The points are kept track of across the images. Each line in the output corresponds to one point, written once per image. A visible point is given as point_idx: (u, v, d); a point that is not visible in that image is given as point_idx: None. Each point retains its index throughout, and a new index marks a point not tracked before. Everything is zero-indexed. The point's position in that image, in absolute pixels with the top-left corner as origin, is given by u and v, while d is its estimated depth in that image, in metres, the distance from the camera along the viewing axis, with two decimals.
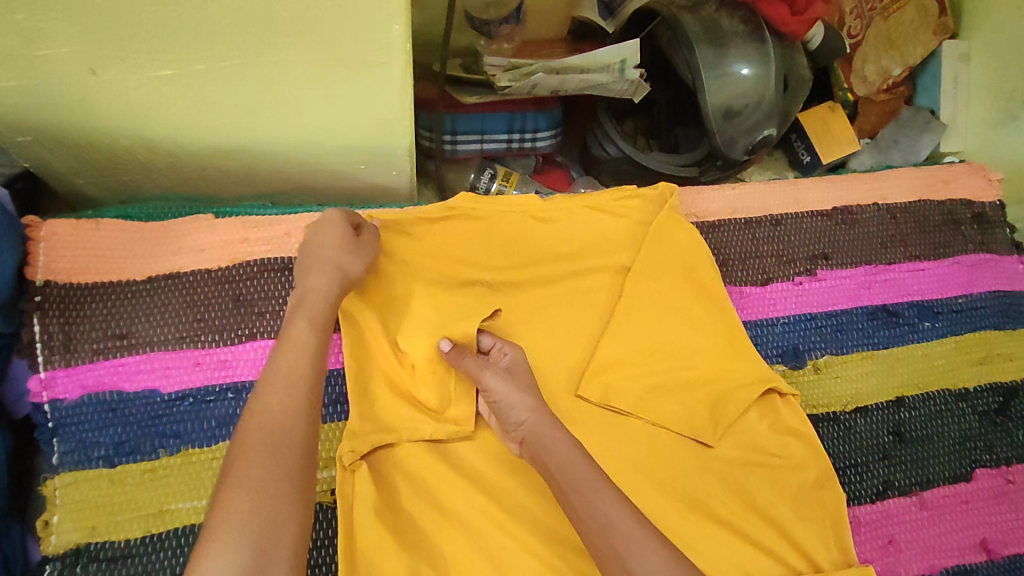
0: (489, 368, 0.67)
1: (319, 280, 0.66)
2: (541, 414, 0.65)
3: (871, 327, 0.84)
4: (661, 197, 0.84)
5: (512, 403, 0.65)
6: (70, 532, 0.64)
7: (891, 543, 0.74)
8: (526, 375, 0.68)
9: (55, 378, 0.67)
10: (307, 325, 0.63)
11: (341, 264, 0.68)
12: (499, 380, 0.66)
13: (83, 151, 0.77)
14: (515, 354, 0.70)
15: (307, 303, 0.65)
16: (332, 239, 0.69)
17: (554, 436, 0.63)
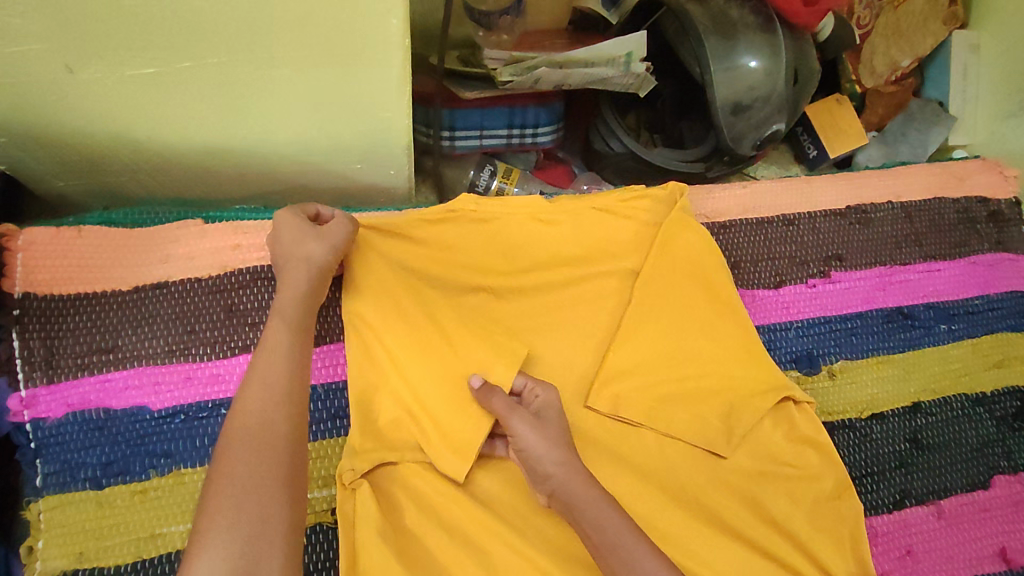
0: (518, 412, 0.63)
1: (289, 277, 0.64)
2: (571, 468, 0.61)
3: (886, 330, 0.81)
4: (671, 196, 0.81)
5: (540, 452, 0.61)
6: (56, 558, 0.61)
7: (908, 554, 0.72)
8: (558, 422, 0.64)
9: (37, 396, 0.64)
10: (286, 329, 0.61)
11: (307, 254, 0.65)
12: (528, 428, 0.62)
13: (61, 153, 0.72)
14: (548, 398, 0.66)
15: (281, 302, 0.63)
16: (290, 237, 0.65)
17: (585, 490, 0.60)
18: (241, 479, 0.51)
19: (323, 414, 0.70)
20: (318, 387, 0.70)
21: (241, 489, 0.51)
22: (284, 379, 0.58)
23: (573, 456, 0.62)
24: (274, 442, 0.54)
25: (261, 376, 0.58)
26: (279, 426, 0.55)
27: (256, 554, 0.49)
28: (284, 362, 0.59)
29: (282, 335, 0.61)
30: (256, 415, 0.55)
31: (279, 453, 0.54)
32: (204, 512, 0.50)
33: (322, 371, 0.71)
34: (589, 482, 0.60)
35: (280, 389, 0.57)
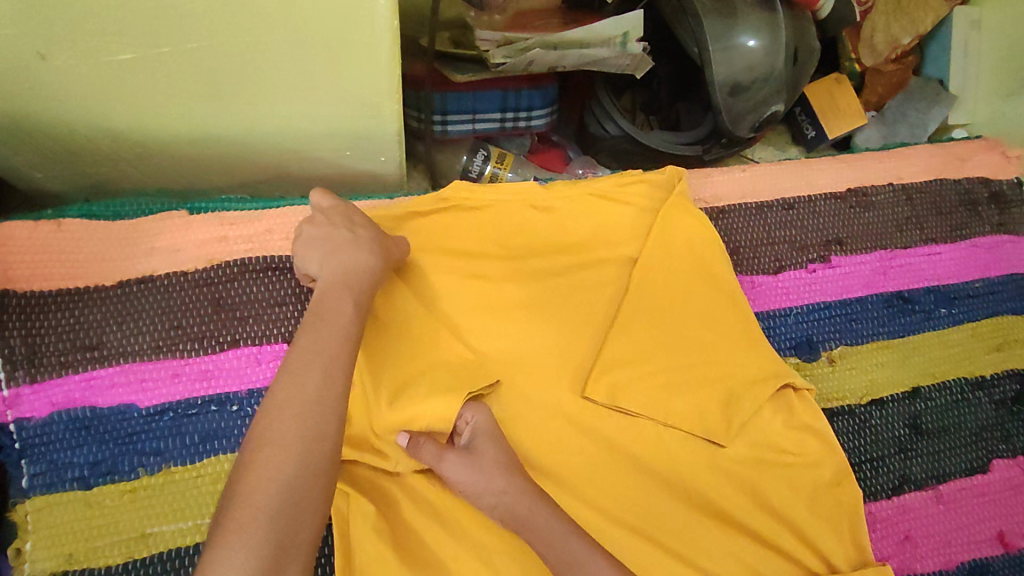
0: (447, 456, 0.62)
1: (361, 263, 0.62)
2: (518, 492, 0.62)
3: (887, 315, 0.80)
4: (668, 180, 0.79)
5: (479, 489, 0.61)
6: (45, 560, 0.60)
7: (907, 539, 0.71)
8: (496, 450, 0.64)
9: (20, 396, 0.62)
10: (354, 311, 0.59)
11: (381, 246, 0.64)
12: (461, 471, 0.62)
13: (38, 144, 0.70)
14: (479, 422, 0.65)
15: (354, 283, 0.60)
16: (365, 228, 0.65)
17: (541, 509, 0.62)
18: (286, 474, 0.49)
19: None
20: None
21: (285, 478, 0.49)
22: (339, 363, 0.55)
23: (517, 478, 0.63)
24: (324, 437, 0.52)
25: (317, 357, 0.54)
26: (327, 418, 0.52)
27: (286, 551, 0.48)
28: (343, 344, 0.56)
29: (350, 317, 0.58)
30: (313, 405, 0.52)
31: (326, 448, 0.52)
32: (241, 495, 0.48)
33: None
34: (540, 503, 0.62)
35: (340, 376, 0.54)
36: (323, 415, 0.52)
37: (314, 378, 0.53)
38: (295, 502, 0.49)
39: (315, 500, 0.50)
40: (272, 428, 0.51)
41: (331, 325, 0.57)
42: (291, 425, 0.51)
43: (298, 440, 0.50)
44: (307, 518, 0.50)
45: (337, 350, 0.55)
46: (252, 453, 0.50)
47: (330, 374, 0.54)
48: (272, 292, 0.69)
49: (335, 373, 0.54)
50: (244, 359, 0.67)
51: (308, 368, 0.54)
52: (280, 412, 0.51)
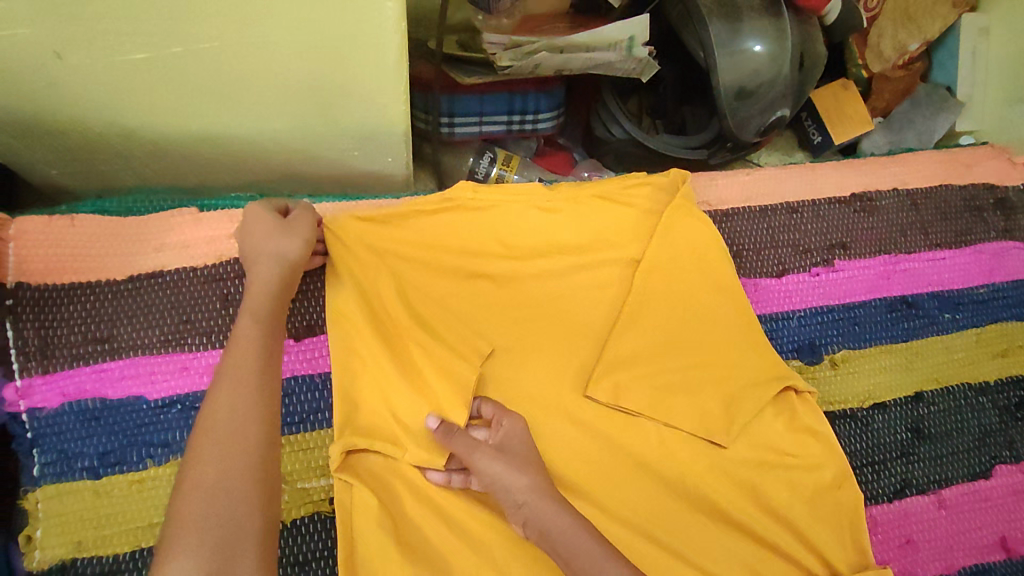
0: (482, 451, 0.63)
1: (259, 273, 0.62)
2: (541, 493, 0.61)
3: (890, 320, 0.80)
4: (671, 182, 0.80)
5: (510, 485, 0.61)
6: (54, 547, 0.61)
7: (909, 543, 0.71)
8: (526, 451, 0.64)
9: (33, 386, 0.63)
10: (257, 322, 0.59)
11: (277, 250, 0.63)
12: (495, 463, 0.62)
13: (54, 140, 0.72)
14: (512, 428, 0.66)
15: (252, 297, 0.61)
16: (262, 230, 0.63)
17: (557, 516, 0.60)
18: (213, 483, 0.50)
19: (319, 404, 0.68)
20: (315, 377, 0.68)
21: (213, 485, 0.50)
22: (253, 372, 0.56)
23: (540, 478, 0.63)
24: (245, 437, 0.53)
25: (231, 372, 0.56)
26: (249, 425, 0.53)
27: (226, 556, 0.48)
28: (256, 360, 0.57)
29: (252, 329, 0.59)
30: (228, 414, 0.53)
31: (251, 448, 0.52)
32: (173, 517, 0.49)
33: (314, 360, 0.69)
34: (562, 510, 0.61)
35: (252, 382, 0.55)
36: (242, 422, 0.53)
37: (226, 394, 0.54)
38: (229, 510, 0.49)
39: (253, 502, 0.51)
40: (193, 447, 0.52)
41: (244, 344, 0.58)
42: (208, 440, 0.52)
43: (217, 448, 0.51)
44: (248, 520, 0.50)
45: (252, 362, 0.57)
46: (179, 474, 0.51)
47: (246, 386, 0.55)
48: None
49: (246, 381, 0.55)
50: None
51: (221, 385, 0.55)
52: (198, 431, 0.53)
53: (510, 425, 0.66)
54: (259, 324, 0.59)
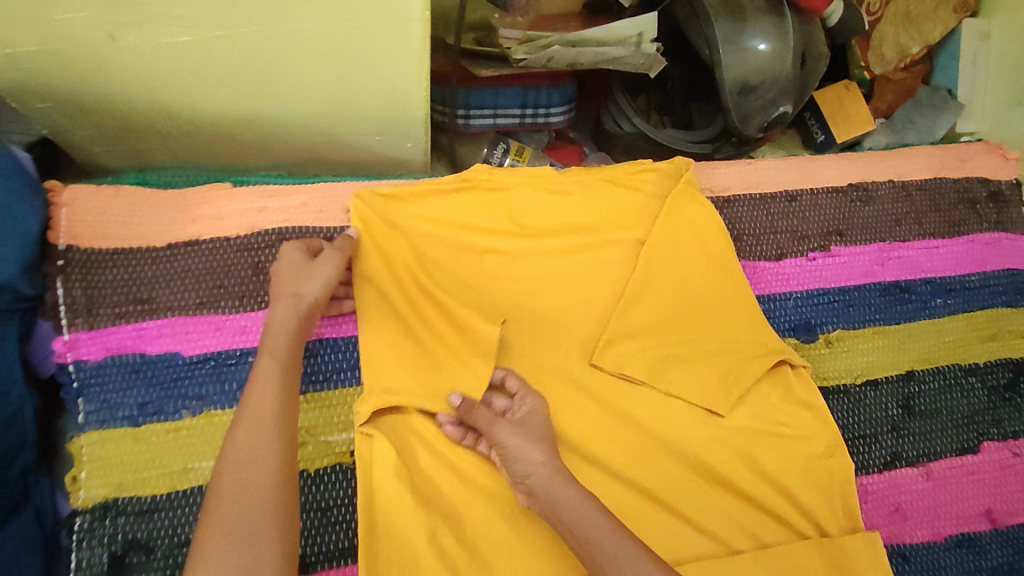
0: (502, 424, 0.66)
1: (278, 312, 0.66)
2: (551, 468, 0.65)
3: (884, 303, 0.84)
4: (675, 169, 0.85)
5: (522, 456, 0.65)
6: (97, 487, 0.66)
7: (896, 511, 0.75)
8: (541, 428, 0.68)
9: (79, 339, 0.68)
10: (276, 365, 0.63)
11: (297, 289, 0.68)
12: (514, 436, 0.66)
13: (101, 118, 0.77)
14: (534, 407, 0.70)
15: (272, 338, 0.65)
16: (288, 268, 0.69)
17: (566, 490, 0.64)
18: (232, 519, 0.55)
19: (342, 364, 0.73)
20: (339, 340, 0.74)
21: (233, 525, 0.54)
22: (272, 416, 0.60)
23: (554, 456, 0.66)
24: (260, 476, 0.57)
25: (251, 412, 0.60)
26: (265, 464, 0.58)
27: None
28: (273, 401, 0.61)
29: (271, 372, 0.63)
30: (245, 455, 0.58)
31: (267, 486, 0.57)
32: (197, 550, 0.54)
33: (339, 325, 0.74)
34: (569, 483, 0.64)
35: (267, 424, 0.60)
36: (260, 460, 0.58)
37: (244, 436, 0.59)
38: (248, 546, 0.54)
39: (269, 535, 0.55)
40: (215, 489, 0.56)
41: (262, 386, 0.62)
42: (229, 478, 0.57)
43: (235, 491, 0.56)
44: (264, 552, 0.54)
45: (270, 403, 0.61)
46: (204, 511, 0.56)
47: (263, 428, 0.59)
48: None
49: (262, 423, 0.60)
50: None
51: (241, 427, 0.59)
52: (220, 469, 0.57)
53: (530, 405, 0.70)
54: (279, 366, 0.63)
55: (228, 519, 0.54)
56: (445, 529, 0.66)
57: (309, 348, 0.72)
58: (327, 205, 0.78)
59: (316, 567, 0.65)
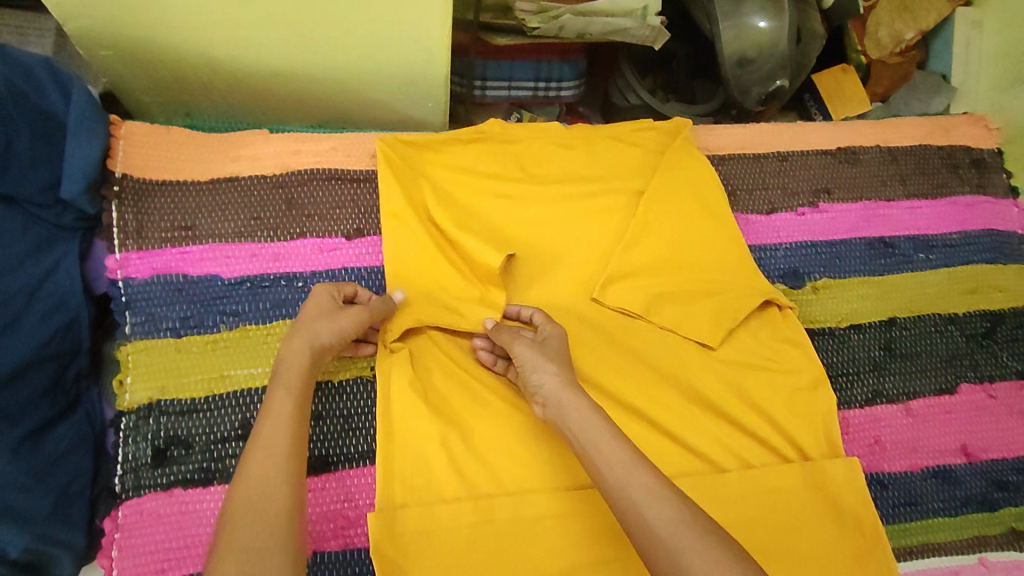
0: (521, 338, 0.71)
1: (292, 350, 0.65)
2: (561, 381, 0.68)
3: (868, 256, 0.89)
4: (673, 129, 0.92)
5: (535, 368, 0.69)
6: (142, 390, 0.72)
7: (876, 443, 0.80)
8: (559, 349, 0.72)
9: (129, 259, 0.75)
10: (289, 397, 0.62)
11: (311, 330, 0.67)
12: (530, 349, 0.70)
13: (153, 68, 0.85)
14: (553, 333, 0.74)
15: (287, 371, 0.64)
16: (313, 308, 0.69)
17: (573, 398, 0.66)
18: (242, 547, 0.52)
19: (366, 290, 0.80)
20: (363, 269, 0.80)
21: (246, 551, 0.52)
22: (286, 444, 0.59)
23: (565, 371, 0.69)
24: (272, 501, 0.56)
25: (264, 442, 0.59)
26: (278, 490, 0.56)
27: None
28: (286, 430, 0.60)
29: (284, 402, 0.62)
30: (258, 484, 0.56)
31: (280, 511, 0.55)
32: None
33: (363, 256, 0.81)
34: (581, 403, 0.66)
35: (281, 450, 0.59)
36: (271, 490, 0.56)
37: (257, 463, 0.57)
38: (260, 568, 0.52)
39: (280, 565, 0.53)
40: (228, 517, 0.55)
41: (275, 416, 0.61)
42: (241, 506, 0.55)
43: (248, 520, 0.54)
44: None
45: (284, 432, 0.60)
46: (216, 538, 0.54)
47: (276, 455, 0.58)
48: (337, 196, 0.82)
49: (275, 448, 0.59)
50: (310, 247, 0.80)
51: (253, 456, 0.58)
52: (232, 499, 0.56)
53: (552, 333, 0.74)
54: (292, 398, 0.62)
55: (241, 544, 0.53)
56: (455, 437, 0.73)
57: (335, 274, 0.79)
58: (354, 150, 0.85)
59: (338, 467, 0.72)
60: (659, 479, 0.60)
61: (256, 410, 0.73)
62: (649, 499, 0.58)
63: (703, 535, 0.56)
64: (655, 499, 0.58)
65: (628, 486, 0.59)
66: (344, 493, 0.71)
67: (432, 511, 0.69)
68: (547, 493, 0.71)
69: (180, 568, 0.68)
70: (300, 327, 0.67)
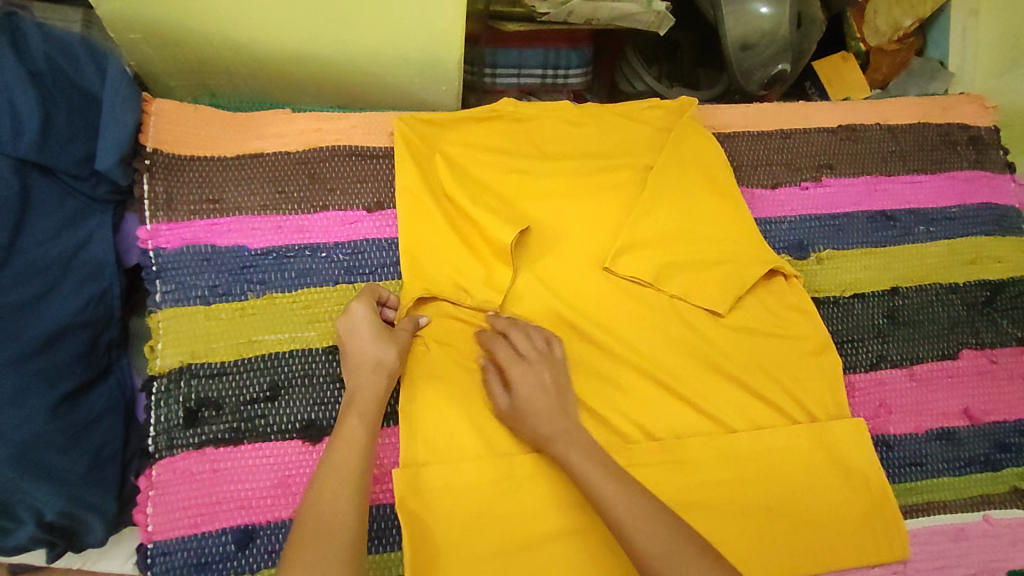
0: (494, 394, 0.73)
1: (365, 380, 0.70)
2: (537, 438, 0.70)
3: (871, 228, 0.92)
4: (679, 108, 0.95)
5: (514, 423, 0.72)
6: (172, 355, 0.75)
7: (881, 406, 0.83)
8: (525, 400, 0.71)
9: (160, 230, 0.79)
10: (361, 425, 0.66)
11: (380, 360, 0.70)
12: (502, 407, 0.72)
13: (180, 51, 0.88)
14: (518, 376, 0.72)
15: (358, 401, 0.68)
16: (367, 335, 0.72)
17: (555, 449, 0.69)
18: (316, 568, 0.55)
19: (385, 260, 0.82)
20: (384, 240, 0.83)
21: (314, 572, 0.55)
22: (354, 470, 0.63)
23: (540, 422, 0.70)
24: (338, 525, 0.59)
25: (334, 467, 0.63)
26: (346, 515, 0.60)
27: None
28: (355, 456, 0.64)
29: (356, 429, 0.66)
30: (327, 509, 0.59)
31: (343, 535, 0.58)
32: None
33: (383, 227, 0.84)
34: (571, 445, 0.68)
35: (349, 476, 0.62)
36: (340, 514, 0.59)
37: (327, 486, 0.61)
38: None
39: None
40: (296, 537, 0.58)
41: (347, 442, 0.65)
42: (309, 527, 0.58)
43: (315, 544, 0.57)
44: None
45: (354, 460, 0.63)
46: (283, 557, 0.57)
47: (345, 480, 0.62)
48: (358, 171, 0.85)
49: (344, 473, 0.62)
50: (333, 219, 0.82)
51: (323, 481, 0.62)
52: (301, 520, 0.59)
53: (520, 379, 0.71)
54: (364, 427, 0.66)
55: (307, 565, 0.55)
56: (475, 399, 0.75)
57: (357, 245, 0.82)
58: (373, 128, 0.88)
59: None
60: (643, 506, 0.63)
61: (284, 373, 0.75)
62: (637, 521, 0.62)
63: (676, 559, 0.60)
64: (636, 525, 0.62)
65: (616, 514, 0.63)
66: None
67: (454, 468, 0.71)
68: None
69: (212, 522, 0.70)
70: (371, 358, 0.70)
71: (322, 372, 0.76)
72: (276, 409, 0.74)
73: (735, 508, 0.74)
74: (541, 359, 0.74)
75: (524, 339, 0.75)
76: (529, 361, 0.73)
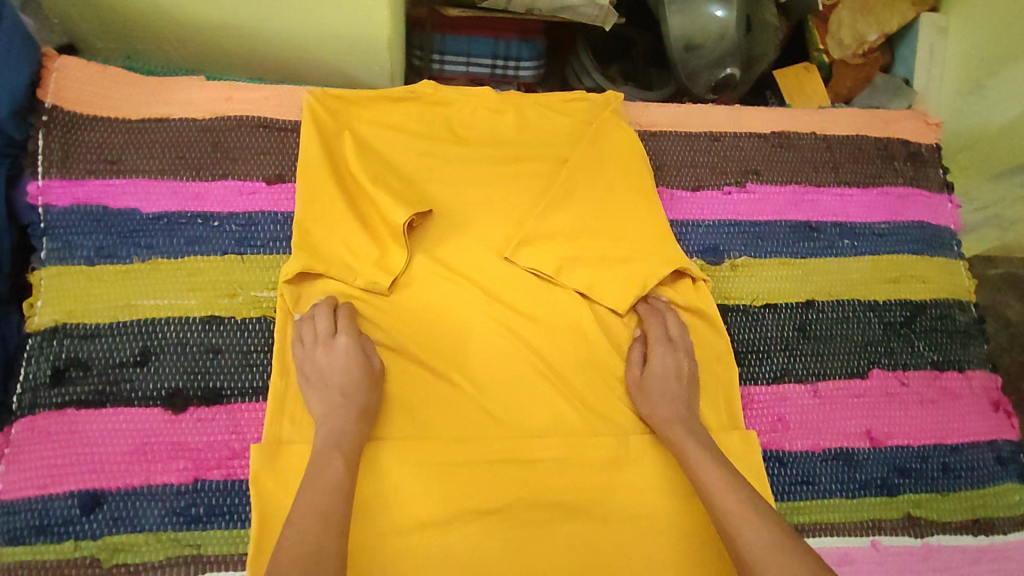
0: (634, 367, 0.77)
1: (344, 421, 0.68)
2: (668, 420, 0.73)
3: (792, 238, 0.89)
4: (606, 102, 0.92)
5: (644, 402, 0.75)
6: (50, 313, 0.74)
7: (778, 421, 0.80)
8: (672, 385, 0.75)
9: (51, 187, 0.78)
10: (343, 462, 0.64)
11: (361, 405, 0.69)
12: (638, 379, 0.76)
13: (102, 12, 0.87)
14: (665, 364, 0.76)
15: (341, 439, 0.66)
16: (353, 370, 0.70)
17: (686, 441, 0.70)
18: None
19: (278, 235, 0.81)
20: (280, 214, 0.82)
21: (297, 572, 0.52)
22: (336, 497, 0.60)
23: (678, 413, 0.73)
24: (323, 544, 0.56)
25: (318, 493, 0.60)
26: (327, 540, 0.57)
27: None
28: (340, 482, 0.62)
29: (337, 464, 0.63)
30: (311, 530, 0.57)
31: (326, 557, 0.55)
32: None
33: (280, 201, 0.82)
34: (687, 432, 0.71)
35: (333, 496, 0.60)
36: (319, 540, 0.56)
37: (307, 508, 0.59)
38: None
39: None
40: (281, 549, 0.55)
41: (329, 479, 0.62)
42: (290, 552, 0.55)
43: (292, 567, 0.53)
44: None
45: (338, 486, 0.61)
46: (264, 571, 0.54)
47: (325, 504, 0.59)
48: (263, 142, 0.84)
49: (330, 496, 0.60)
50: (229, 188, 0.81)
51: (304, 506, 0.59)
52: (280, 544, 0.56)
53: (662, 359, 0.77)
54: (347, 468, 0.64)
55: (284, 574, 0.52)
56: None
57: (251, 217, 0.81)
58: (286, 101, 0.87)
59: (228, 399, 0.73)
60: (749, 497, 0.62)
61: (156, 339, 0.74)
62: (735, 506, 0.61)
63: (784, 550, 0.56)
64: (740, 516, 0.60)
65: (721, 506, 0.62)
66: (232, 425, 0.72)
67: None
68: (437, 441, 0.72)
69: (62, 484, 0.69)
70: (358, 400, 0.69)
71: (197, 341, 0.75)
72: (144, 374, 0.73)
73: (604, 511, 0.73)
74: (684, 349, 0.79)
75: (679, 327, 0.80)
76: (675, 346, 0.78)
